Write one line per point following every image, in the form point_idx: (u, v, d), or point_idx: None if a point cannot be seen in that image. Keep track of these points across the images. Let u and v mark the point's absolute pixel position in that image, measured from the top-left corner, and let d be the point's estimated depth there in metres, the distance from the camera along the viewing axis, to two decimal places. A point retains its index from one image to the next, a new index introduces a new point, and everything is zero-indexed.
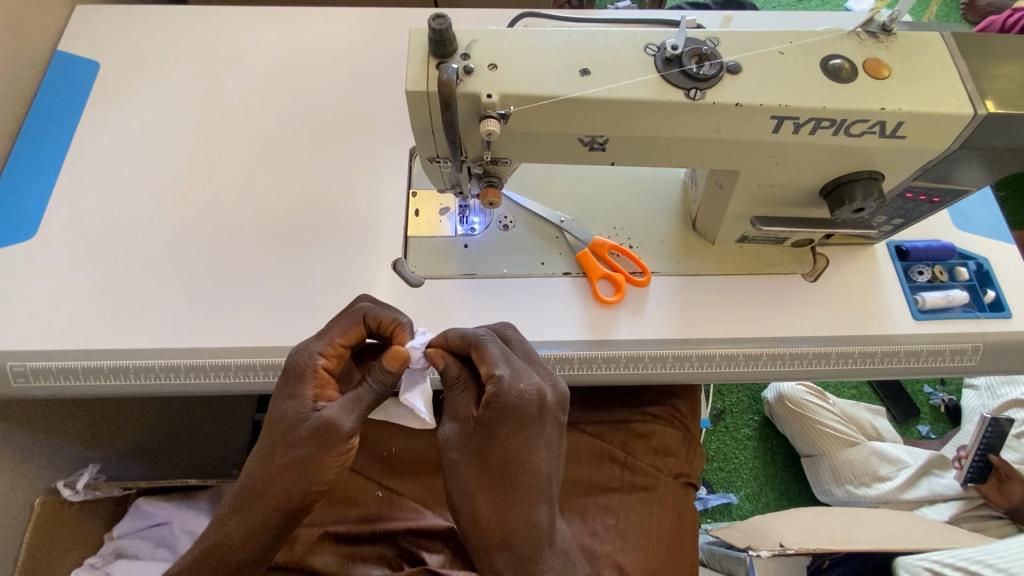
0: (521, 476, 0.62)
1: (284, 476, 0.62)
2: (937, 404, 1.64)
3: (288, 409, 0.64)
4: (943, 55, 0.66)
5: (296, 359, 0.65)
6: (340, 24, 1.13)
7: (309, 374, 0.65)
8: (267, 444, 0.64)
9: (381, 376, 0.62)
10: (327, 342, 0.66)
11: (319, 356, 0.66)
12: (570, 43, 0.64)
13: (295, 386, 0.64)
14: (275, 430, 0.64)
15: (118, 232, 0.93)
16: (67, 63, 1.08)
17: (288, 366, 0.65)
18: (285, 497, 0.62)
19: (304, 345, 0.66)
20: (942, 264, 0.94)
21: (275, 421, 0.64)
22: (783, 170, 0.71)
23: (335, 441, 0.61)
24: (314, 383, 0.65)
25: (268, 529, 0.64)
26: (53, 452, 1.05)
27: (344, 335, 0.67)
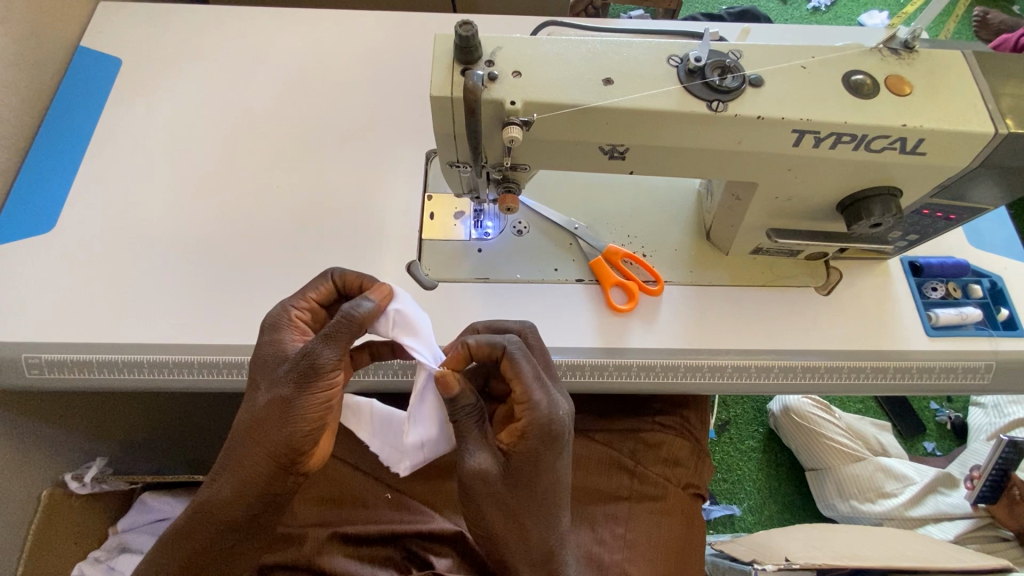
0: (552, 498, 0.66)
1: (269, 415, 0.61)
2: (943, 420, 1.64)
3: (265, 356, 0.64)
4: (964, 73, 0.66)
5: (273, 316, 0.66)
6: (359, 26, 1.14)
7: (285, 323, 0.66)
8: (252, 388, 0.65)
9: (360, 305, 0.61)
10: (298, 295, 0.68)
11: (292, 308, 0.66)
12: (594, 52, 0.65)
13: (275, 334, 0.65)
14: (258, 373, 0.64)
15: (136, 226, 0.93)
16: (89, 59, 1.09)
17: (263, 322, 0.66)
18: (273, 439, 0.61)
19: (279, 302, 0.67)
20: (956, 280, 0.94)
21: (254, 371, 0.64)
22: (802, 183, 0.71)
23: (318, 374, 0.60)
24: (291, 330, 0.66)
25: (266, 471, 0.63)
26: (61, 444, 1.05)
27: (315, 290, 0.68)
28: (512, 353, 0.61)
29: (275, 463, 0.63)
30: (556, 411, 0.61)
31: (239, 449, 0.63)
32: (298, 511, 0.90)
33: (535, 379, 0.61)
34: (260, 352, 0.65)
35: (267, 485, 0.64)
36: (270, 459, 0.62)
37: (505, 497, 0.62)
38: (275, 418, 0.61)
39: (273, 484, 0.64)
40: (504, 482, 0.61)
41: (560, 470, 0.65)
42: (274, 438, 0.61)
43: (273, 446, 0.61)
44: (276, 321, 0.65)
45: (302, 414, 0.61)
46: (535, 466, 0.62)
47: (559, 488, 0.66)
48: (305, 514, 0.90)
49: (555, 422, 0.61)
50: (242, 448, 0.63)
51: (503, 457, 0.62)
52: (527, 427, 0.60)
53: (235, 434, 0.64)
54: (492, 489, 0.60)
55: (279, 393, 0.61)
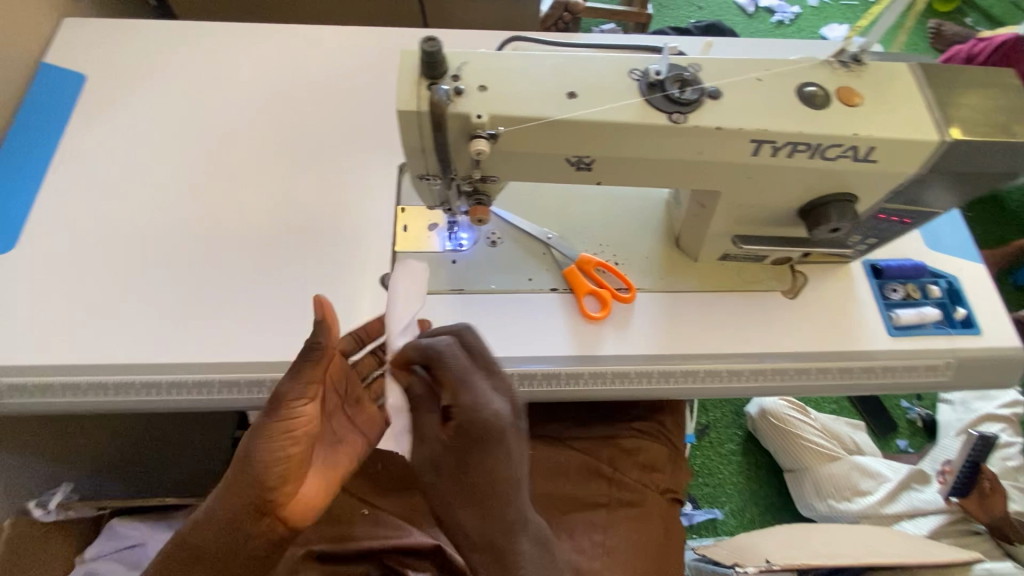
0: (493, 487, 0.61)
1: (243, 455, 0.62)
2: (914, 418, 1.68)
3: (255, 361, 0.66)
4: (910, 84, 0.69)
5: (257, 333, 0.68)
6: (331, 42, 1.15)
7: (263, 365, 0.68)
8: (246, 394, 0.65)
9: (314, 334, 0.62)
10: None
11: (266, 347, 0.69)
12: (558, 66, 0.66)
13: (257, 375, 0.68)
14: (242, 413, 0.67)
15: (101, 244, 0.92)
16: (52, 74, 1.07)
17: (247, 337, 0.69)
18: (243, 479, 0.62)
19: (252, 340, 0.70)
20: (915, 281, 0.97)
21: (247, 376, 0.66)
22: (762, 190, 0.73)
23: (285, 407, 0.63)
24: None
25: (239, 514, 0.62)
26: (24, 470, 1.01)
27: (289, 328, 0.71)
28: (441, 351, 0.62)
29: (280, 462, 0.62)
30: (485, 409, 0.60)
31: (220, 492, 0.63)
32: None
33: (469, 374, 0.62)
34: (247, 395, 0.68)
35: (239, 526, 0.63)
36: (241, 501, 0.62)
37: (446, 488, 0.62)
38: (246, 458, 0.62)
39: (246, 528, 0.63)
40: (443, 473, 0.62)
41: (501, 462, 0.61)
42: (248, 480, 0.62)
43: (243, 483, 0.62)
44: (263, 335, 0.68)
45: (272, 449, 0.62)
46: (467, 462, 0.60)
47: (511, 488, 0.62)
48: None
49: (484, 417, 0.60)
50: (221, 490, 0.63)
51: (445, 446, 0.62)
52: (460, 420, 0.60)
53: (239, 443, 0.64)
54: (434, 476, 0.63)
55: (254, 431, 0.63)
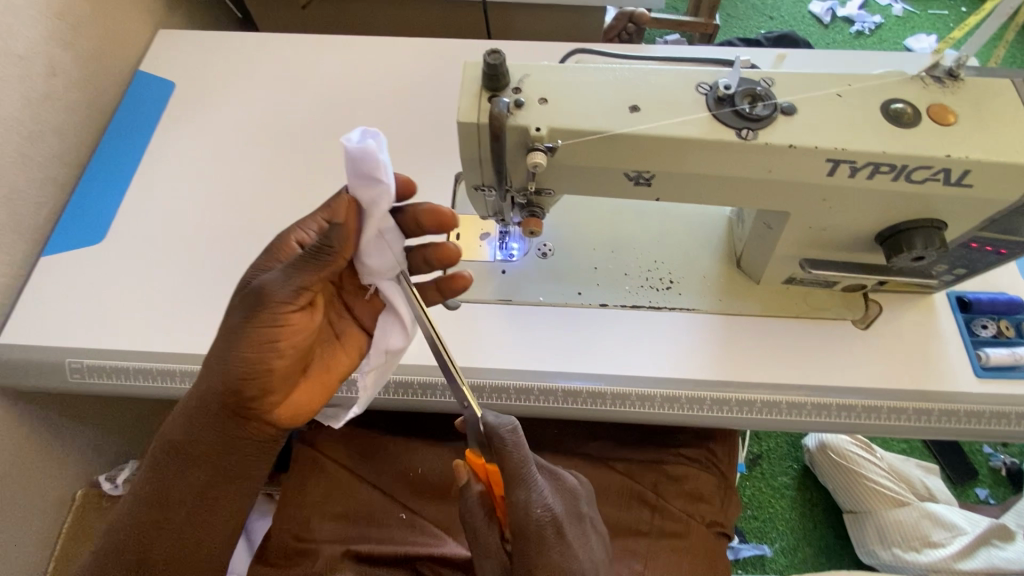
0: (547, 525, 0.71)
1: (223, 341, 0.64)
2: (997, 465, 1.53)
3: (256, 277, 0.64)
4: (1015, 102, 0.63)
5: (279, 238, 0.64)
6: (396, 52, 1.18)
7: (280, 239, 0.64)
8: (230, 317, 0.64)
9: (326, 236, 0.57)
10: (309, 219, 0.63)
11: (296, 230, 0.63)
12: (621, 79, 0.65)
13: (266, 255, 0.64)
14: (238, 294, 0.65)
15: (176, 239, 0.98)
16: (145, 81, 1.16)
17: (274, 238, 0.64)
18: (219, 369, 0.65)
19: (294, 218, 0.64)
20: (1009, 318, 0.88)
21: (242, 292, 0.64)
22: (836, 213, 0.69)
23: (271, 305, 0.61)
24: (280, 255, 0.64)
25: (215, 400, 0.67)
26: (97, 445, 1.09)
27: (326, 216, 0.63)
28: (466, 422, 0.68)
29: (236, 396, 0.66)
30: (536, 508, 0.66)
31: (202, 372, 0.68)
32: (313, 525, 0.90)
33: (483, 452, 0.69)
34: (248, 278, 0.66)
35: (218, 415, 0.68)
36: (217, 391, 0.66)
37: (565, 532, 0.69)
38: (225, 345, 0.64)
39: (220, 418, 0.68)
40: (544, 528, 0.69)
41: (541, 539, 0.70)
42: (219, 369, 0.64)
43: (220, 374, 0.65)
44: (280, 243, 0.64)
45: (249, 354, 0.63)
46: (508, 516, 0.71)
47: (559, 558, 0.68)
48: (322, 528, 0.90)
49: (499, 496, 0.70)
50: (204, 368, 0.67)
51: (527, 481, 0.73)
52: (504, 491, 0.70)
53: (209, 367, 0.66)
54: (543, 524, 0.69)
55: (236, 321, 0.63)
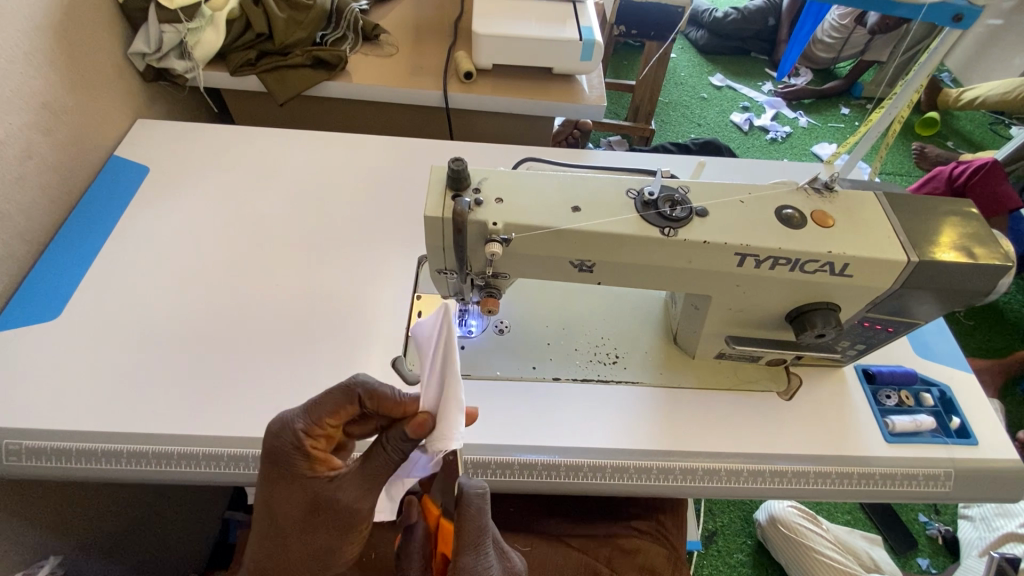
0: None
1: (298, 560, 0.63)
2: (934, 534, 1.61)
3: (294, 493, 0.63)
4: (877, 210, 0.78)
5: (291, 446, 0.62)
6: (367, 148, 1.30)
7: (299, 454, 0.62)
8: (283, 526, 0.63)
9: (397, 444, 0.64)
10: (313, 421, 0.64)
11: (307, 438, 0.63)
12: (564, 184, 0.76)
13: (292, 474, 0.63)
14: (284, 519, 0.63)
15: (138, 317, 0.99)
16: (120, 165, 1.22)
17: (278, 450, 0.62)
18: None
19: (287, 425, 0.63)
20: (908, 388, 1.00)
21: (291, 507, 0.63)
22: (748, 296, 0.81)
23: (355, 518, 0.63)
24: (313, 463, 0.63)
25: None
26: (21, 541, 0.99)
27: (333, 414, 0.64)
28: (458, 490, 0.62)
29: None
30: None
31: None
32: None
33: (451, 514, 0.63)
34: (278, 500, 0.63)
35: None
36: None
37: None
38: (305, 562, 0.63)
39: None
40: None
41: None
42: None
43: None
44: (295, 451, 0.62)
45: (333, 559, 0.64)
46: None
47: None
48: None
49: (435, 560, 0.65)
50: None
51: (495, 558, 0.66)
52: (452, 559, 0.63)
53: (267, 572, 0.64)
54: None
55: (309, 539, 0.63)
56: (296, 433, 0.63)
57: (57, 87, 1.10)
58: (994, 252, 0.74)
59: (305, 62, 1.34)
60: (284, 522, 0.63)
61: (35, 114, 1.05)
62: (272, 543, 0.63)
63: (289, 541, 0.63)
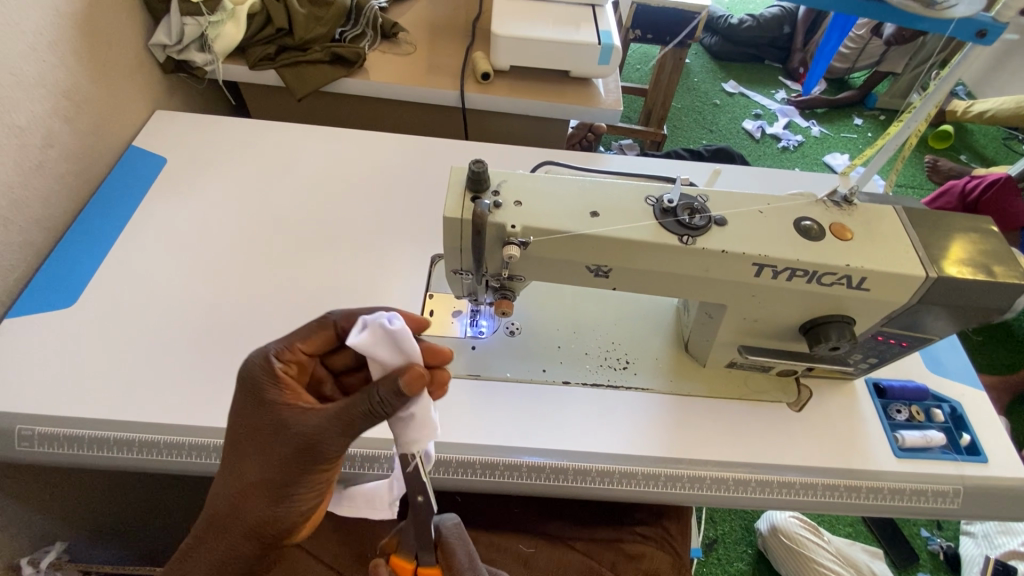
0: None
1: (258, 492, 0.61)
2: (936, 549, 1.61)
3: (263, 419, 0.61)
4: (896, 225, 0.77)
5: (258, 367, 0.62)
6: (381, 145, 1.30)
7: (266, 377, 0.62)
8: (242, 451, 0.62)
9: (387, 400, 0.56)
10: (284, 345, 0.64)
11: (277, 360, 0.63)
12: (583, 189, 0.76)
13: (257, 397, 0.62)
14: (247, 442, 0.62)
15: (153, 308, 1.00)
16: (137, 156, 1.23)
17: (246, 372, 0.63)
18: (255, 517, 0.62)
19: (261, 349, 0.64)
20: (919, 404, 1.00)
21: (253, 433, 0.61)
22: (763, 306, 0.81)
23: (319, 454, 0.59)
24: (284, 390, 0.62)
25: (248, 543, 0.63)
26: (28, 526, 1.00)
27: (306, 339, 0.66)
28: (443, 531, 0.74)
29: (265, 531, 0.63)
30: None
31: (221, 523, 0.62)
32: None
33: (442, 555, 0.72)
34: (244, 426, 0.62)
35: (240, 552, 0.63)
36: (259, 530, 0.63)
37: None
38: (266, 496, 0.61)
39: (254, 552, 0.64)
40: None
41: None
42: (257, 514, 0.62)
43: (254, 523, 0.62)
44: (264, 373, 0.62)
45: (293, 495, 0.62)
46: None
47: None
48: None
49: None
50: (221, 519, 0.62)
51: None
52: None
53: (223, 498, 0.62)
54: None
55: (272, 468, 0.60)
56: (267, 356, 0.63)
57: (79, 76, 1.11)
58: (1013, 271, 0.73)
59: (323, 58, 1.35)
60: (246, 448, 0.62)
61: (57, 103, 1.06)
62: (236, 469, 0.62)
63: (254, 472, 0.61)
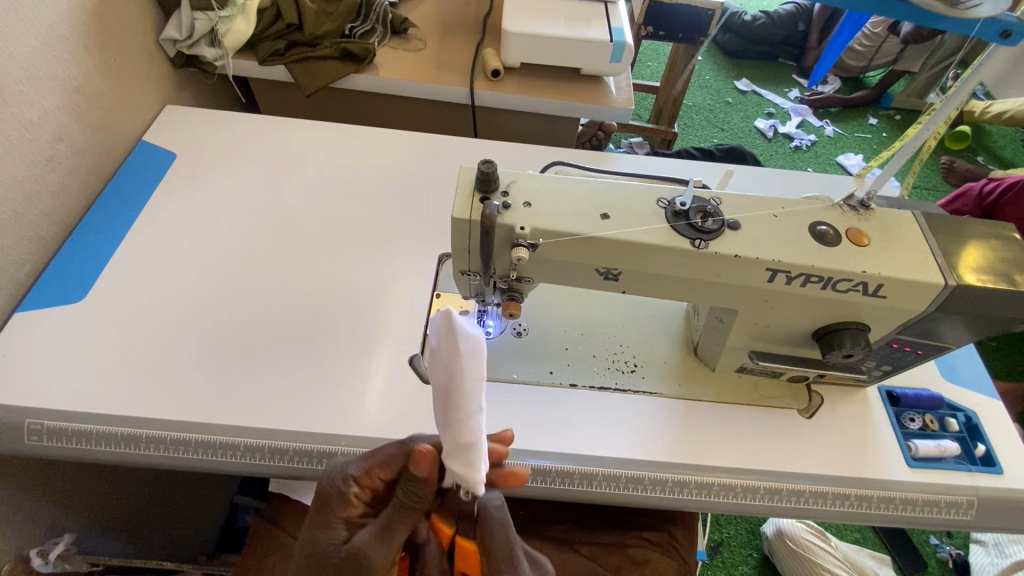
0: None
1: None
2: (944, 557, 1.59)
3: (325, 537, 0.63)
4: (914, 230, 0.76)
5: (332, 486, 0.64)
6: (391, 142, 1.30)
7: (338, 499, 0.64)
8: (301, 569, 0.63)
9: (411, 489, 0.59)
10: (363, 470, 0.63)
11: (352, 484, 0.64)
12: (594, 190, 0.75)
13: (324, 514, 0.64)
14: (307, 557, 0.63)
15: (160, 304, 1.00)
16: (147, 151, 1.23)
17: (322, 488, 0.65)
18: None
19: (341, 469, 0.64)
20: (933, 412, 0.98)
21: (312, 547, 0.63)
22: (776, 312, 0.79)
23: (366, 571, 0.59)
24: (346, 507, 0.64)
25: None
26: (37, 517, 1.01)
27: (384, 467, 0.63)
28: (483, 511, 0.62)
29: None
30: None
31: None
32: None
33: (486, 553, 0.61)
34: (308, 540, 0.64)
35: None
36: None
37: None
38: None
39: None
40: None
41: None
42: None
43: None
44: (335, 494, 0.64)
45: None
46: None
47: None
48: None
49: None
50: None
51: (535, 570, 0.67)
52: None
53: None
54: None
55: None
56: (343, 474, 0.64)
57: (90, 70, 1.11)
58: None
59: (333, 54, 1.34)
60: (305, 565, 0.63)
61: (68, 97, 1.06)
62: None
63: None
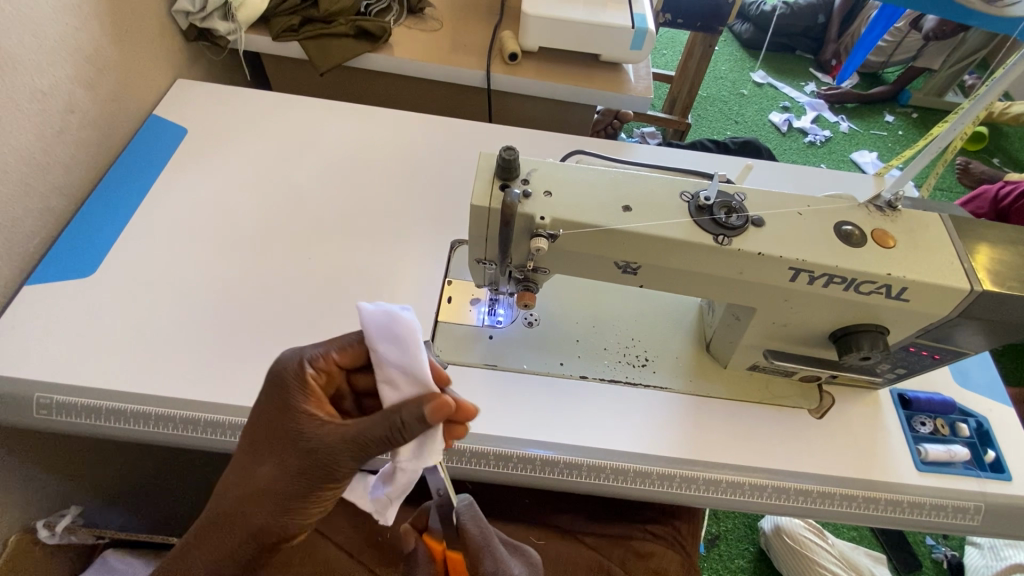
0: None
1: (265, 502, 0.58)
2: (939, 558, 1.59)
3: (286, 426, 0.59)
4: (941, 233, 0.74)
5: (290, 365, 0.61)
6: (404, 125, 1.27)
7: (295, 383, 0.60)
8: (252, 462, 0.60)
9: (409, 425, 0.55)
10: (320, 351, 0.63)
11: (310, 367, 0.61)
12: (616, 181, 0.74)
13: (284, 395, 0.60)
14: (262, 450, 0.60)
15: (169, 281, 0.99)
16: (157, 125, 1.21)
17: (277, 369, 0.61)
18: (260, 523, 0.59)
19: (298, 351, 0.62)
20: (944, 417, 0.97)
21: (271, 437, 0.59)
22: (794, 312, 0.78)
23: (334, 473, 0.58)
24: (309, 396, 0.60)
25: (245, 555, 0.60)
26: (41, 488, 1.00)
27: (342, 350, 0.64)
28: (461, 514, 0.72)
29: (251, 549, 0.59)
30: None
31: (217, 530, 0.59)
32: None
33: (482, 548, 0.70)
34: (263, 425, 0.60)
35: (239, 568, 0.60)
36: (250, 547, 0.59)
37: None
38: (269, 506, 0.58)
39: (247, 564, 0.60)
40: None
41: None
42: (254, 524, 0.59)
43: (253, 531, 0.59)
44: (292, 373, 0.61)
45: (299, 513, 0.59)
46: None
47: None
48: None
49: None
50: (221, 530, 0.59)
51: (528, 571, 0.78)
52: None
53: (215, 506, 0.60)
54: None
55: (284, 481, 0.58)
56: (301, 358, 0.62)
57: (102, 40, 1.08)
58: None
59: (348, 31, 1.31)
60: (255, 452, 0.60)
61: (79, 67, 1.04)
62: (243, 481, 0.59)
63: (264, 491, 0.59)
